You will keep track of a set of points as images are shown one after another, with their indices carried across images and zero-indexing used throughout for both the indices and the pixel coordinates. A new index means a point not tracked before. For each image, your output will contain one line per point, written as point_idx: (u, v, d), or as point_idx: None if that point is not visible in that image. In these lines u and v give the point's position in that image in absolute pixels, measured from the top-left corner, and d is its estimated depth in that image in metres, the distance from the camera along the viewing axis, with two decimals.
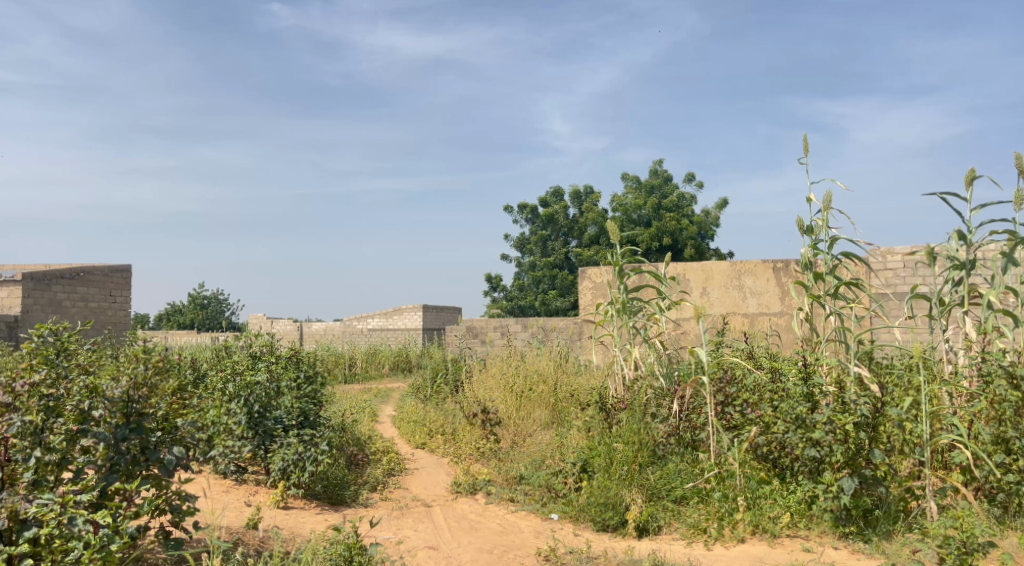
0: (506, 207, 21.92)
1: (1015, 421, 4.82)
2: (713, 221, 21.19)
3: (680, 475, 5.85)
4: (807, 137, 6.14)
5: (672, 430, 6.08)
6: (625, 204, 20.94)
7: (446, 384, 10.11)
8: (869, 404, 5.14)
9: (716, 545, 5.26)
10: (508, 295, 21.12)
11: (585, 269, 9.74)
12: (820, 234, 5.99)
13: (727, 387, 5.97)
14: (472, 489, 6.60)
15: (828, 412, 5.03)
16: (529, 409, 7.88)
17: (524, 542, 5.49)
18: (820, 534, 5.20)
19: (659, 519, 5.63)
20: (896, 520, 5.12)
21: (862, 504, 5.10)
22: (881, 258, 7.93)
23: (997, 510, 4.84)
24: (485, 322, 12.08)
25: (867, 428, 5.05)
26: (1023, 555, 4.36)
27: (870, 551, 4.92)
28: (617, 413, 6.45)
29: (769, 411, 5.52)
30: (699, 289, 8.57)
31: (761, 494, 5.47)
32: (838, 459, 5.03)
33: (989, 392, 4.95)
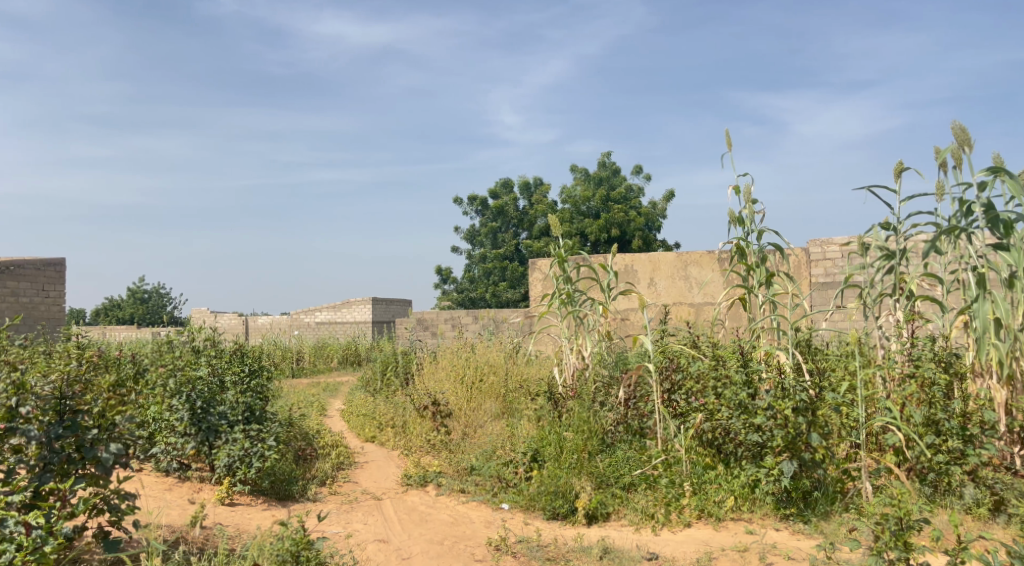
0: (456, 200, 21.88)
1: (945, 403, 4.87)
2: (661, 213, 21.36)
3: (629, 463, 5.91)
4: (727, 133, 6.12)
5: (621, 418, 6.22)
6: (574, 196, 21.12)
7: (396, 377, 10.10)
8: (808, 390, 5.31)
9: (664, 530, 5.37)
10: (458, 287, 21.14)
11: (535, 260, 9.82)
12: (751, 225, 6.12)
13: (673, 374, 6.16)
14: (422, 482, 6.62)
15: (768, 398, 5.22)
16: (479, 401, 7.91)
17: (475, 533, 5.52)
18: (762, 516, 5.33)
19: (607, 506, 5.70)
20: (834, 501, 5.26)
21: (802, 486, 5.26)
22: (820, 248, 8.11)
23: (927, 489, 4.87)
24: (435, 315, 12.13)
25: (806, 413, 5.16)
26: (951, 533, 4.54)
27: (809, 531, 5.05)
28: (565, 401, 6.61)
29: (713, 398, 5.66)
30: (647, 279, 8.76)
31: (707, 479, 5.60)
32: (779, 443, 5.21)
33: (920, 376, 5.04)
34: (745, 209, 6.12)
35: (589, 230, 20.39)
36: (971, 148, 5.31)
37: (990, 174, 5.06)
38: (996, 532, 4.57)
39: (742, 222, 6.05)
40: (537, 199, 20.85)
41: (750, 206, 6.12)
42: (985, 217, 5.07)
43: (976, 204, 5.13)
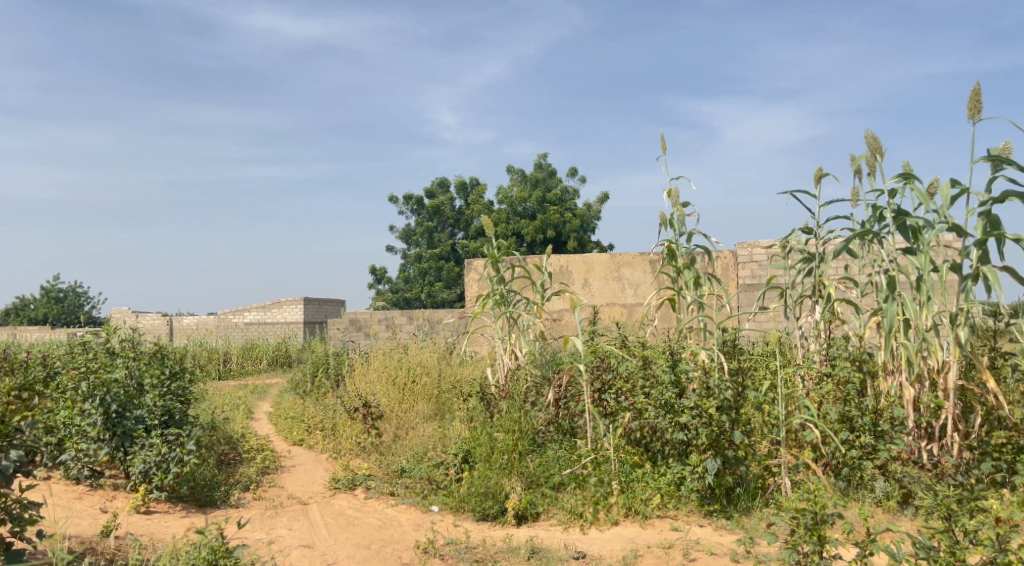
0: (391, 199, 21.70)
1: (859, 401, 5.02)
2: (596, 215, 21.56)
3: (559, 462, 5.96)
4: (664, 136, 6.17)
5: (552, 418, 6.27)
6: (510, 197, 21.16)
7: (327, 379, 9.95)
8: (732, 388, 5.37)
9: (592, 529, 5.40)
10: (393, 287, 20.97)
11: (470, 260, 9.83)
12: (682, 227, 6.22)
13: (603, 374, 6.16)
14: (350, 485, 6.54)
15: (693, 397, 5.28)
16: (410, 402, 7.84)
17: (403, 536, 5.47)
18: (688, 513, 5.43)
19: (537, 506, 5.72)
20: (755, 497, 5.40)
21: (725, 483, 5.34)
22: (747, 251, 8.31)
23: (841, 483, 5.02)
24: (369, 315, 12.00)
25: (730, 411, 5.27)
26: (861, 525, 4.71)
27: (731, 527, 5.16)
28: (497, 402, 6.65)
29: (641, 398, 5.72)
30: (581, 281, 8.83)
31: (635, 477, 5.67)
32: (704, 441, 5.29)
33: (836, 375, 5.19)
34: (676, 211, 6.22)
35: (525, 231, 20.46)
36: (883, 156, 5.50)
37: (900, 181, 5.24)
38: (904, 523, 4.76)
39: (673, 225, 6.14)
40: (473, 199, 20.83)
41: (682, 209, 6.21)
42: (896, 223, 5.25)
43: (888, 211, 5.32)
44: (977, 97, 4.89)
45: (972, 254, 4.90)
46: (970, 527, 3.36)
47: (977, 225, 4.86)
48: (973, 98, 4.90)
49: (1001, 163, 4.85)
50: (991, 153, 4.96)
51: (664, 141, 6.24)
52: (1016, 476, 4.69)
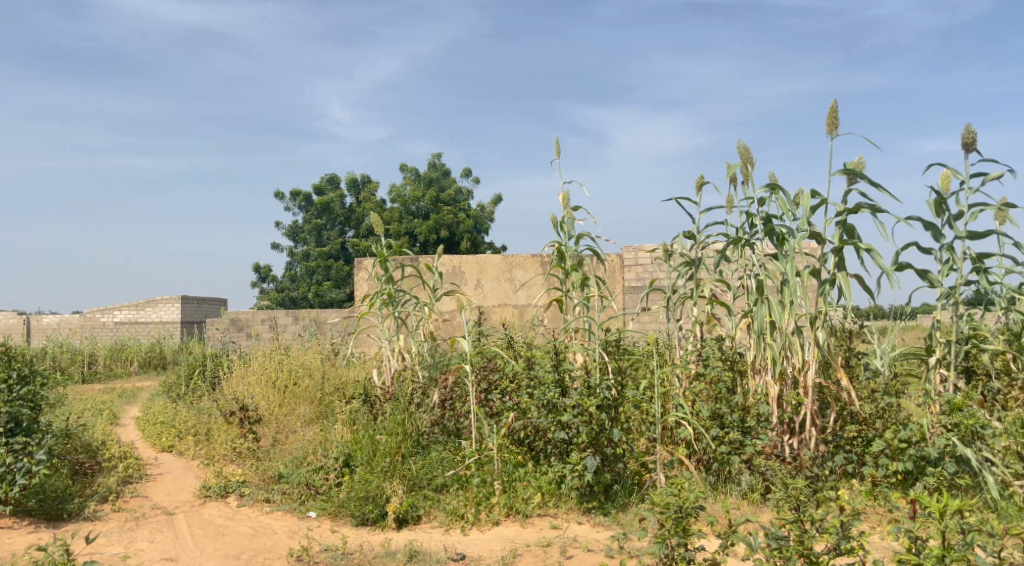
0: (279, 196, 21.05)
1: (728, 398, 5.23)
2: (490, 215, 21.57)
3: (442, 464, 5.85)
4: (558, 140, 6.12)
5: (437, 420, 6.17)
6: (402, 196, 20.91)
7: (202, 381, 9.52)
8: (612, 387, 5.44)
9: (472, 530, 5.35)
10: (279, 287, 20.35)
11: (359, 259, 9.62)
12: (572, 231, 6.24)
13: (490, 374, 6.19)
14: (222, 493, 6.25)
15: (575, 396, 5.31)
16: (291, 406, 7.60)
17: (276, 544, 5.27)
18: (567, 511, 5.44)
19: (419, 508, 5.62)
20: (631, 493, 5.45)
21: (603, 480, 5.34)
22: (633, 255, 8.49)
23: (711, 478, 5.18)
24: (250, 315, 11.57)
25: (610, 410, 5.35)
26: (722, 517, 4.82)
27: (608, 523, 5.22)
28: (381, 403, 6.57)
29: (525, 398, 5.77)
30: (473, 281, 8.78)
31: (517, 477, 5.63)
32: (583, 439, 5.31)
33: (709, 375, 5.42)
34: (567, 214, 6.25)
35: (417, 230, 20.26)
36: (753, 166, 5.68)
37: (767, 191, 5.44)
38: (764, 514, 4.88)
39: (564, 229, 6.17)
40: (365, 197, 20.46)
41: (573, 214, 6.21)
42: (763, 230, 5.47)
43: (757, 218, 5.53)
44: (835, 113, 5.11)
45: (830, 261, 5.14)
46: (819, 518, 3.47)
47: (834, 233, 5.09)
48: (831, 114, 5.12)
49: (856, 177, 5.08)
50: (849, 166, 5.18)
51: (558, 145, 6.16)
52: (865, 467, 4.90)
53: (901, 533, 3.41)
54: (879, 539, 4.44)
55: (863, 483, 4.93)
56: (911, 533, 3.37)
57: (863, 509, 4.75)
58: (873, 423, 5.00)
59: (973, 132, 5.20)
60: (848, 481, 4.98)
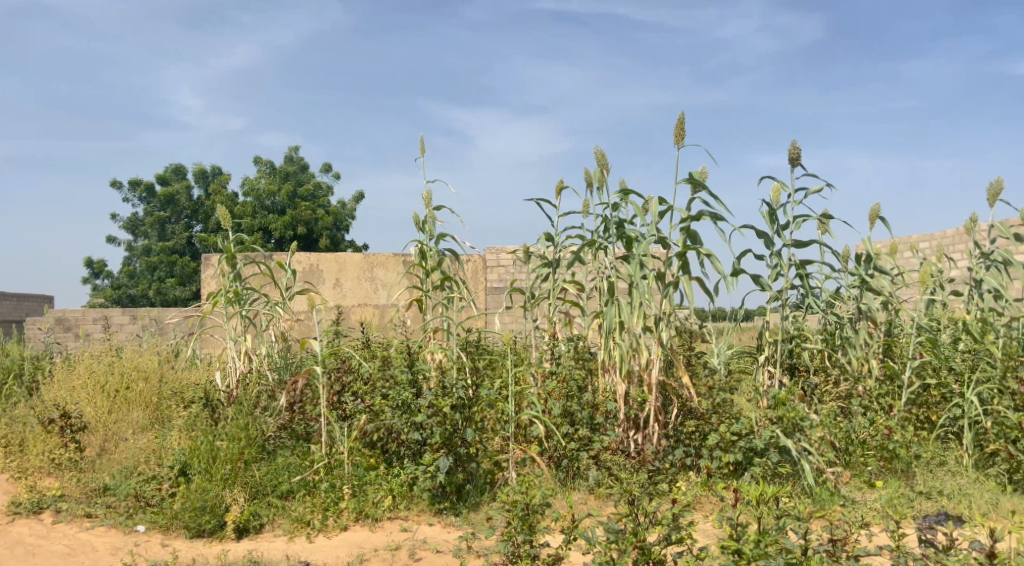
0: (118, 187, 19.62)
1: (578, 396, 5.23)
2: (349, 213, 21.01)
3: (289, 470, 5.53)
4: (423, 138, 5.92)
5: (285, 424, 5.81)
6: (257, 190, 20.00)
7: (20, 387, 8.63)
8: (466, 386, 5.31)
9: (319, 536, 5.04)
10: (116, 284, 18.96)
11: (206, 255, 9.01)
12: (431, 232, 6.02)
13: (344, 376, 5.92)
14: (36, 509, 5.64)
15: (429, 395, 5.15)
16: (124, 411, 6.99)
17: (95, 562, 4.77)
18: (419, 513, 5.23)
19: (262, 517, 5.25)
20: (484, 491, 5.33)
21: (456, 480, 5.19)
22: (495, 256, 8.44)
23: (562, 474, 5.13)
24: (80, 313, 10.64)
25: (463, 409, 5.18)
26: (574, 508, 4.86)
27: (459, 523, 5.06)
28: (223, 408, 5.96)
29: (379, 399, 5.42)
30: (332, 280, 8.42)
31: (368, 480, 5.36)
32: (437, 440, 5.12)
33: (561, 375, 5.41)
34: (430, 214, 6.02)
35: (272, 226, 19.42)
36: (608, 171, 5.66)
37: (620, 196, 5.45)
38: (607, 508, 4.90)
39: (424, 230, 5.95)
40: (215, 190, 19.41)
41: (434, 214, 5.99)
42: (614, 234, 5.48)
43: (609, 222, 5.53)
44: (683, 124, 5.18)
45: (674, 266, 5.23)
46: (654, 510, 3.47)
47: (679, 239, 5.15)
48: (679, 125, 5.18)
49: (700, 186, 5.17)
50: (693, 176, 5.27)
51: (423, 144, 5.93)
52: (701, 459, 4.98)
53: (722, 519, 3.46)
54: (706, 526, 4.51)
55: (700, 474, 5.00)
56: (733, 521, 3.41)
57: (698, 500, 4.85)
58: (709, 418, 5.09)
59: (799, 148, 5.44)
60: (686, 473, 5.03)
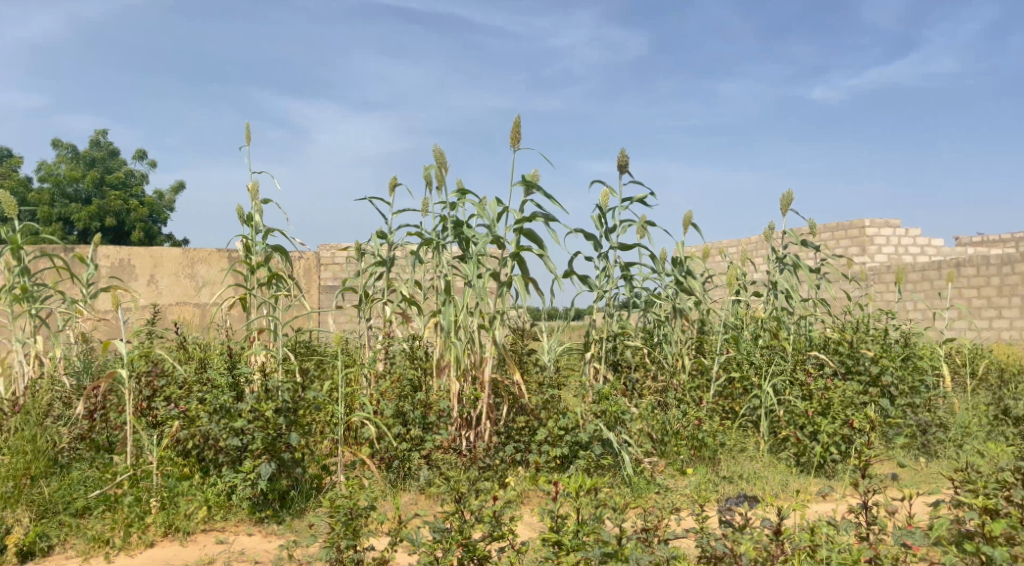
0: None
1: (411, 396, 5.17)
2: (166, 205, 19.86)
3: (86, 484, 5.12)
4: (247, 124, 5.79)
5: (82, 434, 5.43)
6: (57, 177, 18.47)
7: None
8: (292, 389, 5.15)
9: (120, 556, 4.68)
10: None
11: None
12: (257, 224, 5.83)
13: (154, 380, 5.61)
14: None
15: (251, 400, 4.99)
16: None
17: None
18: (237, 523, 5.01)
19: (51, 537, 4.81)
20: (309, 497, 5.23)
21: (278, 487, 5.04)
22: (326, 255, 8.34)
23: (392, 476, 5.07)
24: None
25: (288, 413, 5.02)
26: (411, 504, 4.89)
27: (281, 532, 4.90)
28: (6, 417, 5.45)
29: (195, 404, 5.18)
30: (147, 276, 8.49)
31: (179, 491, 5.04)
32: (258, 446, 4.95)
33: (395, 373, 5.33)
34: (255, 206, 5.83)
35: (74, 216, 18.01)
36: (446, 172, 5.48)
37: (458, 195, 5.50)
38: (437, 508, 4.86)
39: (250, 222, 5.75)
40: (5, 172, 18.01)
41: (261, 207, 5.81)
42: (453, 233, 5.52)
43: (448, 221, 5.57)
44: (519, 126, 5.29)
45: (510, 267, 5.30)
46: (478, 508, 3.54)
47: (514, 239, 5.28)
48: (514, 128, 5.29)
49: (532, 188, 5.32)
50: (526, 178, 5.41)
51: (248, 131, 5.82)
52: (530, 454, 5.12)
53: (543, 512, 3.56)
54: (530, 519, 4.65)
55: (529, 469, 5.14)
56: (553, 513, 3.52)
57: (526, 494, 4.98)
58: (538, 414, 5.26)
59: (628, 157, 5.73)
60: (515, 469, 5.15)
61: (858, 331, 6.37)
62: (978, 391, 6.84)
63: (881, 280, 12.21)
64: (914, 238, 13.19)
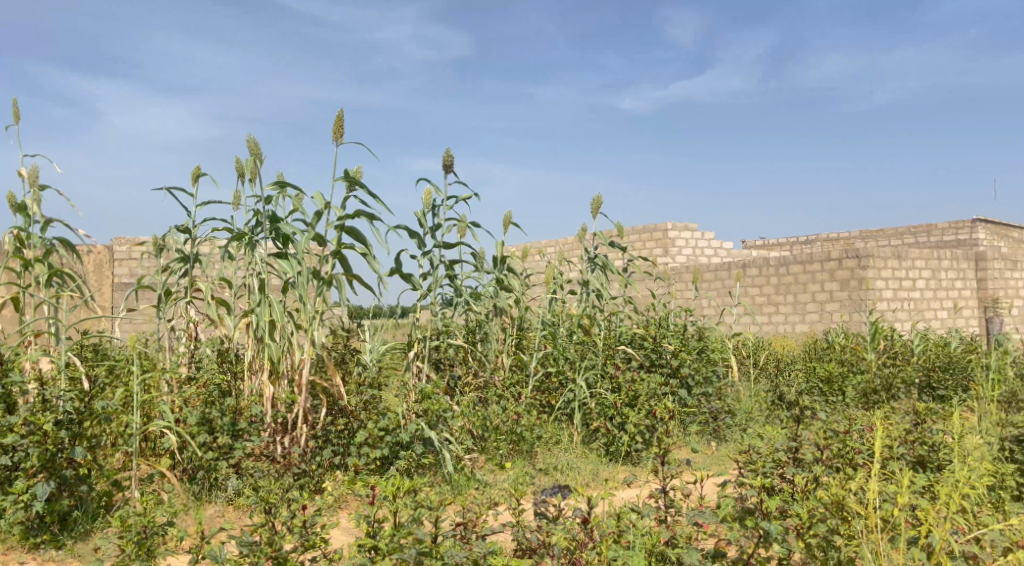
0: None
1: (218, 402, 5.03)
2: None
3: None
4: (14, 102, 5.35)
5: None
6: None
7: None
8: (76, 398, 4.60)
9: None
10: None
11: None
12: (32, 213, 5.35)
13: None
14: None
15: (23, 412, 4.36)
16: None
17: None
18: (6, 551, 4.53)
19: None
20: (95, 518, 4.74)
21: (59, 509, 4.53)
22: None
23: (196, 487, 4.97)
24: None
25: (71, 426, 4.51)
26: (212, 517, 4.75)
27: (61, 558, 4.45)
28: None
29: None
30: None
31: None
32: (34, 463, 4.38)
33: (200, 379, 5.20)
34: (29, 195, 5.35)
35: None
36: (262, 164, 5.02)
37: (273, 189, 5.18)
38: (246, 518, 4.79)
39: (24, 211, 5.24)
40: None
41: (39, 195, 5.40)
42: (267, 229, 5.21)
43: (262, 215, 5.24)
44: (342, 119, 5.02)
45: (331, 265, 5.11)
46: (288, 518, 3.53)
47: (335, 237, 5.07)
48: (336, 121, 5.02)
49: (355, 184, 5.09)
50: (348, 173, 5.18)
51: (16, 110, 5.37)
52: (349, 457, 5.11)
53: (359, 518, 3.59)
54: (346, 523, 4.69)
55: (347, 472, 5.12)
56: (369, 518, 3.58)
57: (343, 498, 4.99)
58: (358, 415, 5.25)
59: (452, 156, 5.66)
60: (333, 473, 5.12)
61: (663, 324, 6.83)
62: (760, 378, 7.63)
63: (680, 279, 13.17)
64: (709, 241, 14.31)
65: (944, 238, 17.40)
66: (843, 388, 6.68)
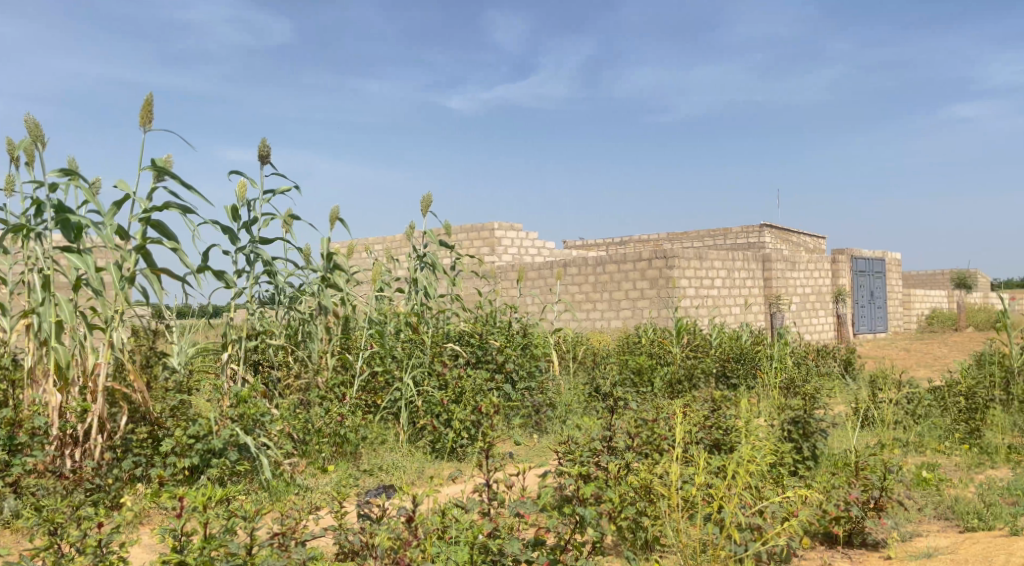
0: None
1: None
2: None
3: None
4: None
5: None
6: None
7: None
8: None
9: None
10: None
11: None
12: None
13: None
14: None
15: None
16: None
17: None
18: None
19: None
20: None
21: None
22: None
23: None
24: None
25: None
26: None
27: None
28: None
29: None
30: None
31: None
32: None
33: None
34: None
35: None
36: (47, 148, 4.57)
37: (62, 176, 4.69)
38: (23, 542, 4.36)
39: None
40: None
41: None
42: (56, 220, 4.72)
43: (49, 205, 4.74)
44: (148, 102, 4.68)
45: (134, 259, 4.79)
46: (79, 538, 3.31)
47: (138, 231, 4.70)
48: (144, 105, 4.66)
49: (164, 175, 4.74)
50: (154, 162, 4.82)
51: None
52: (152, 468, 4.83)
53: (165, 532, 3.42)
54: (148, 540, 4.43)
55: (149, 484, 4.84)
56: (175, 532, 3.42)
57: (144, 512, 4.69)
58: (164, 423, 4.97)
59: (268, 147, 5.48)
60: (134, 486, 4.83)
61: (487, 323, 6.98)
62: (579, 372, 8.01)
63: (505, 278, 13.47)
64: (533, 240, 14.71)
65: (738, 241, 18.88)
66: (652, 378, 7.18)
